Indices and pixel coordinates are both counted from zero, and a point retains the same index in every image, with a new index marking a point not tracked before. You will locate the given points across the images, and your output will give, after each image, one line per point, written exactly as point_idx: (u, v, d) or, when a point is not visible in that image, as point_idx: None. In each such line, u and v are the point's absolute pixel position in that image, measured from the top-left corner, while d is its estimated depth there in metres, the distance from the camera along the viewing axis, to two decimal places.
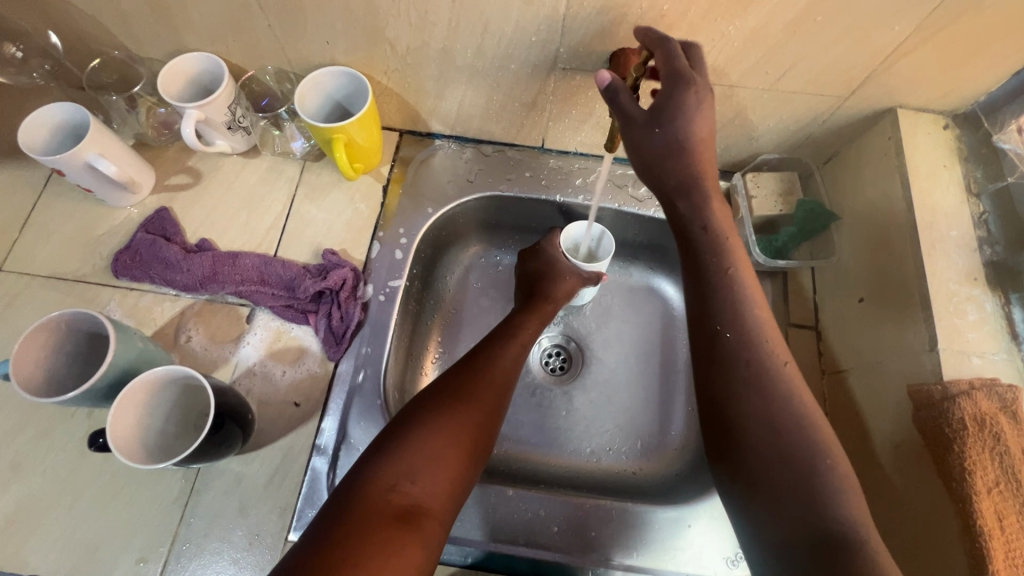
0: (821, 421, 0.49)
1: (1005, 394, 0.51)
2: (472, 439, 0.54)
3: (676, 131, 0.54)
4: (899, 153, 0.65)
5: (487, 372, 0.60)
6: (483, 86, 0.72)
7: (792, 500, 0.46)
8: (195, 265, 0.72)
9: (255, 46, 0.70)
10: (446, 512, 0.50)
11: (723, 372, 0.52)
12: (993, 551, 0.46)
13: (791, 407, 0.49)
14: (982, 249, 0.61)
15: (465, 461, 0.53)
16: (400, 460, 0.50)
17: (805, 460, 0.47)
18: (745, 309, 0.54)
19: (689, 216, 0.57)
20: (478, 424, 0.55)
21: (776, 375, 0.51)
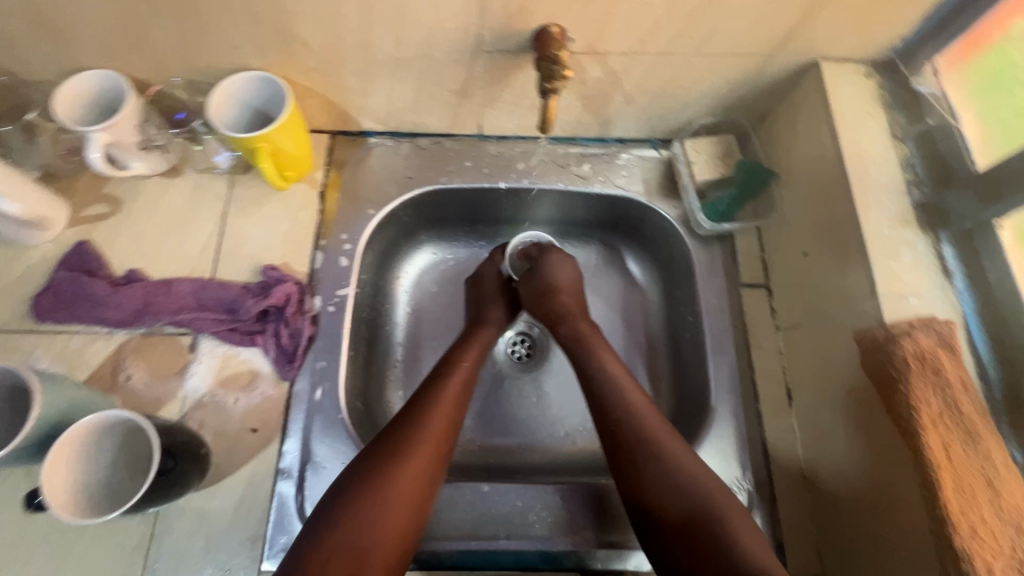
0: (692, 470, 0.54)
1: (942, 329, 0.53)
2: (427, 472, 0.54)
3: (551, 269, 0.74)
4: (825, 106, 0.66)
5: (438, 402, 0.59)
6: (409, 77, 0.69)
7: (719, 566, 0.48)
8: (125, 298, 0.67)
9: (157, 57, 0.65)
10: (404, 549, 0.51)
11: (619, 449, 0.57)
12: (942, 480, 0.48)
13: (669, 460, 0.55)
14: (911, 191, 0.61)
15: (421, 497, 0.53)
16: (353, 508, 0.50)
17: (700, 514, 0.51)
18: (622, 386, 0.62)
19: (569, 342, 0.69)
20: (433, 457, 0.55)
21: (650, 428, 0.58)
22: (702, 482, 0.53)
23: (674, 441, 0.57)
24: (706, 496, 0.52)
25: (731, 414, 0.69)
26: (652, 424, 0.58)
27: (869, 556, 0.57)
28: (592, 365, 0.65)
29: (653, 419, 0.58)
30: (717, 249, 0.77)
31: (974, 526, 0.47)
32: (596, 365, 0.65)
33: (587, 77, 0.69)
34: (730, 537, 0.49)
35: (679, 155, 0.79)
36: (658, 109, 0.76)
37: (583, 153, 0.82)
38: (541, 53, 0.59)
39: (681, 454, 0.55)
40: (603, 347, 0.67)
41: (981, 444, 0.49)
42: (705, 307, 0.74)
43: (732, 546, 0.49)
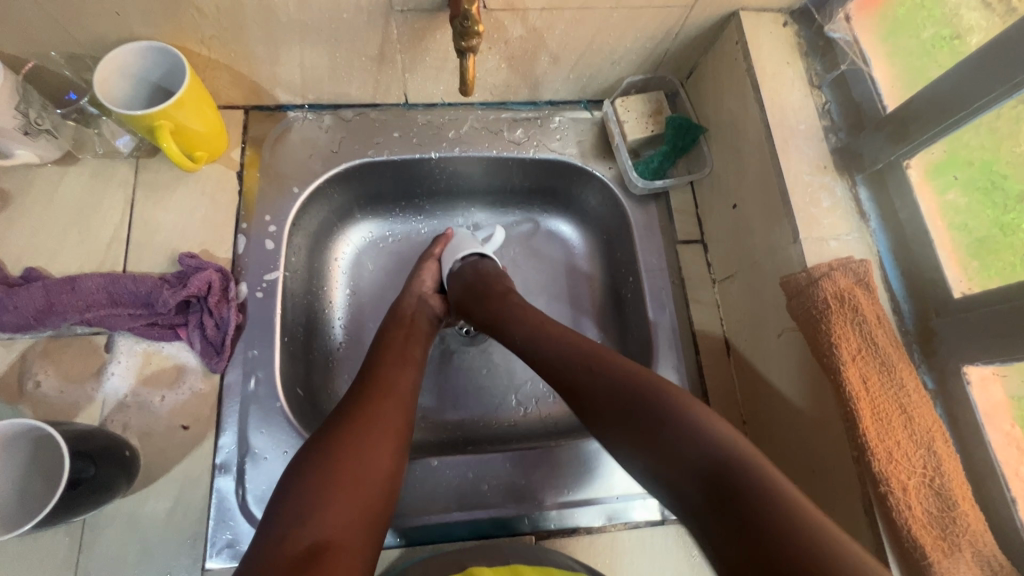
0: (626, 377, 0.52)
1: (858, 269, 0.55)
2: (380, 461, 0.51)
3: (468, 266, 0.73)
4: (746, 56, 0.66)
5: (389, 389, 0.58)
6: (321, 43, 0.65)
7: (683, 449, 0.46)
8: (22, 300, 0.61)
9: (27, 29, 0.58)
10: (363, 544, 0.46)
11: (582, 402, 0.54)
12: (861, 411, 0.50)
13: (608, 376, 0.53)
14: (828, 138, 0.63)
15: (377, 491, 0.50)
16: (300, 508, 0.46)
17: (648, 412, 0.49)
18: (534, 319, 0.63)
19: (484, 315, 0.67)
20: (387, 447, 0.53)
21: (577, 357, 0.56)
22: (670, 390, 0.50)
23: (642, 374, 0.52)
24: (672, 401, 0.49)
25: (672, 368, 0.71)
26: (620, 366, 0.54)
27: (800, 489, 0.60)
28: (543, 342, 0.60)
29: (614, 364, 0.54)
30: (653, 208, 0.78)
31: (889, 451, 0.49)
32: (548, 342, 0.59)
33: (509, 36, 0.66)
34: (678, 432, 0.47)
35: (610, 114, 0.78)
36: (587, 67, 0.74)
37: (515, 118, 0.80)
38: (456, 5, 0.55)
39: (626, 369, 0.53)
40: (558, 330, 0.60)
41: (896, 374, 0.52)
42: (644, 267, 0.75)
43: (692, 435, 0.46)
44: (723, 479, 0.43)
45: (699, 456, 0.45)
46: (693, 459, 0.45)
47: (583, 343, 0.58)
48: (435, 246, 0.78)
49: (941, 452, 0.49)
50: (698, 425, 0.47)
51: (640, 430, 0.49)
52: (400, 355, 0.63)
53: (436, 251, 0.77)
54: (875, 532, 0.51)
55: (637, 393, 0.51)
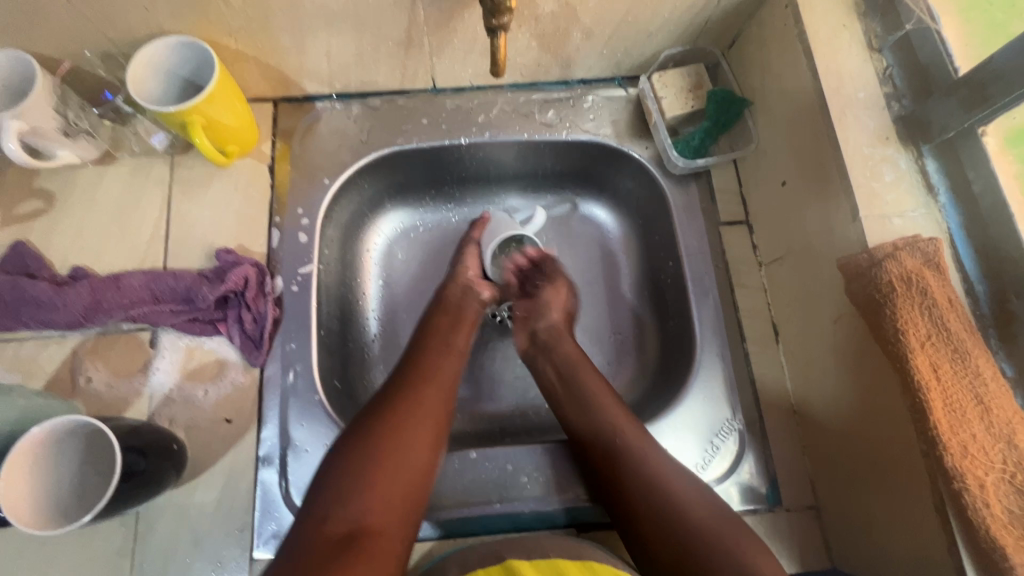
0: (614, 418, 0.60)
1: (927, 248, 0.51)
2: (419, 447, 0.51)
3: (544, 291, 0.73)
4: (797, 21, 0.61)
5: (431, 375, 0.57)
6: (348, 30, 0.63)
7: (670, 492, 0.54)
8: (71, 298, 0.63)
9: (63, 29, 0.58)
10: (397, 530, 0.47)
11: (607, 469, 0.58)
12: (931, 402, 0.47)
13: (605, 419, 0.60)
14: (890, 106, 0.58)
15: (413, 477, 0.49)
16: (338, 487, 0.47)
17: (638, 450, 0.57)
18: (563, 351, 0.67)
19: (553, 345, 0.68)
20: (426, 432, 0.52)
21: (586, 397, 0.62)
22: (721, 512, 0.53)
23: (683, 480, 0.55)
24: (728, 532, 0.51)
25: (717, 356, 0.68)
26: (613, 414, 0.60)
27: (859, 483, 0.57)
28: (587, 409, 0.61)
29: (613, 407, 0.61)
30: (693, 188, 0.74)
31: (963, 445, 0.46)
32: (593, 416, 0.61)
33: (541, 12, 0.63)
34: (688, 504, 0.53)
35: (646, 91, 0.74)
36: (621, 42, 0.71)
37: (546, 99, 0.77)
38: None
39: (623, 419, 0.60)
40: (604, 393, 0.62)
41: (970, 362, 0.48)
42: (684, 251, 0.72)
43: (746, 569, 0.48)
44: None
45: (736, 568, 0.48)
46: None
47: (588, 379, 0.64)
48: (472, 230, 0.77)
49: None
50: (754, 565, 0.49)
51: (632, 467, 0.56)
52: (443, 346, 0.62)
53: (475, 235, 0.76)
54: (945, 531, 0.47)
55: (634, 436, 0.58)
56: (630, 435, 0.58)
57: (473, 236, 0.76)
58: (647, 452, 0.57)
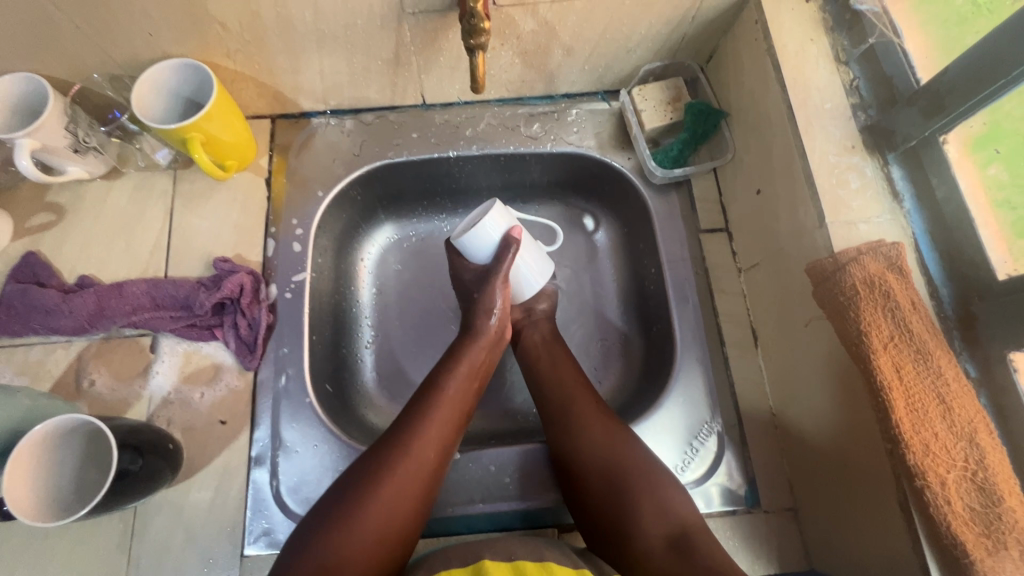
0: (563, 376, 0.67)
1: (890, 252, 0.52)
2: (418, 492, 0.55)
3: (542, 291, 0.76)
4: (766, 36, 0.63)
5: (440, 424, 0.59)
6: (339, 50, 0.67)
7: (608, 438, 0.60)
8: (77, 305, 0.66)
9: (75, 53, 0.63)
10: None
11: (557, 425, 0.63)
12: (893, 401, 0.48)
13: (558, 376, 0.67)
14: (856, 116, 0.60)
15: (406, 521, 0.53)
16: (343, 526, 0.50)
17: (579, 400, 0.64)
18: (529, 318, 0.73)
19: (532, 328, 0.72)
20: (426, 477, 0.56)
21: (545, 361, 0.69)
22: (650, 461, 0.59)
23: (627, 438, 0.60)
24: (653, 476, 0.57)
25: (696, 359, 0.70)
26: (566, 377, 0.67)
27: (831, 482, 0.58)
28: (555, 379, 0.67)
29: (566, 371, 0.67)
30: (674, 197, 0.76)
31: (926, 443, 0.47)
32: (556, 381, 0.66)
33: (521, 31, 0.67)
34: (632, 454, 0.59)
35: (627, 104, 0.77)
36: (601, 58, 0.74)
37: (531, 113, 0.80)
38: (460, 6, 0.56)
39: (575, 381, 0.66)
40: (563, 360, 0.69)
41: (933, 362, 0.49)
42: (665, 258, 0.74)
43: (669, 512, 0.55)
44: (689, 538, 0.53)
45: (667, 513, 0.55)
46: (661, 531, 0.54)
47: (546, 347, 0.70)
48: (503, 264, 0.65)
49: (985, 445, 0.46)
50: (668, 500, 0.56)
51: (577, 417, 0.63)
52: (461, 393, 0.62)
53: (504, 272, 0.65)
54: (910, 528, 0.48)
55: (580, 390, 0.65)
56: (579, 397, 0.64)
57: (503, 273, 0.65)
58: (587, 410, 0.63)
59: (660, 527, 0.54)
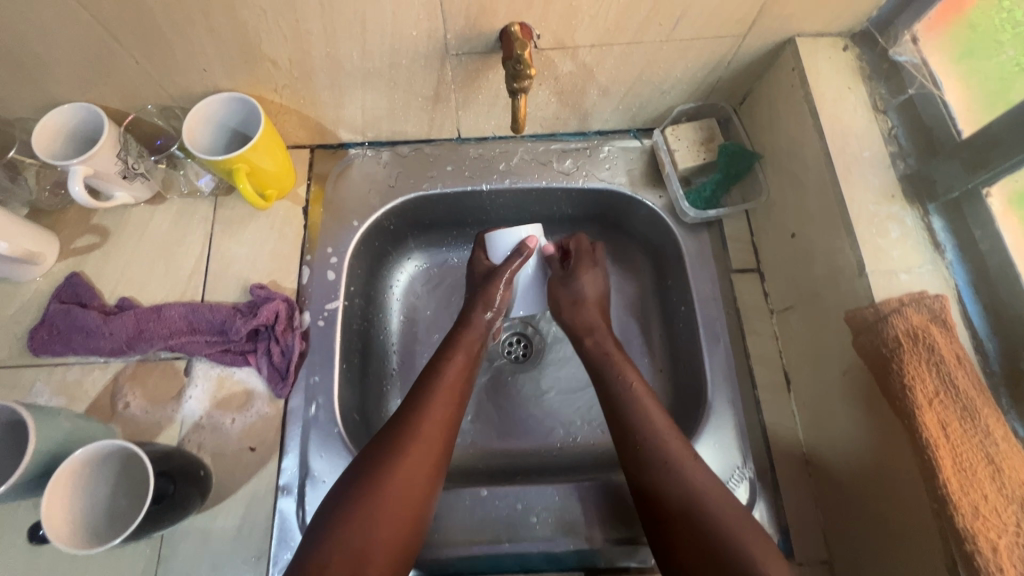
0: (654, 419, 0.61)
1: (933, 305, 0.52)
2: (430, 471, 0.58)
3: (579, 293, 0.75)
4: (804, 83, 0.64)
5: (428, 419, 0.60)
6: (381, 87, 0.69)
7: (702, 495, 0.56)
8: (117, 327, 0.68)
9: (132, 86, 0.65)
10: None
11: (645, 471, 0.59)
12: (942, 460, 0.47)
13: (644, 413, 0.62)
14: (895, 164, 0.60)
15: (420, 502, 0.56)
16: (364, 508, 0.53)
17: (664, 447, 0.59)
18: (604, 347, 0.70)
19: (584, 333, 0.72)
20: (434, 455, 0.59)
21: (633, 400, 0.63)
22: (733, 524, 0.53)
23: (720, 493, 0.56)
24: (738, 542, 0.52)
25: (727, 402, 0.69)
26: (658, 422, 0.61)
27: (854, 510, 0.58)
28: (631, 411, 0.62)
29: (654, 413, 0.62)
30: (705, 236, 0.76)
31: (975, 505, 0.46)
32: (645, 424, 0.61)
33: (559, 72, 0.68)
34: (707, 508, 0.55)
35: (660, 143, 0.77)
36: (636, 100, 0.75)
37: (564, 149, 0.81)
38: (510, 51, 0.58)
39: (662, 425, 0.61)
40: (647, 396, 0.64)
41: (980, 421, 0.48)
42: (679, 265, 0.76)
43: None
44: None
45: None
46: None
47: (635, 387, 0.64)
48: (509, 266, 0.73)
49: None
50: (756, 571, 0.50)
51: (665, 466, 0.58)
52: (455, 380, 0.65)
53: (506, 275, 0.73)
54: None
55: (662, 436, 0.60)
56: (670, 443, 0.59)
57: (507, 279, 0.73)
58: (682, 461, 0.58)
59: None
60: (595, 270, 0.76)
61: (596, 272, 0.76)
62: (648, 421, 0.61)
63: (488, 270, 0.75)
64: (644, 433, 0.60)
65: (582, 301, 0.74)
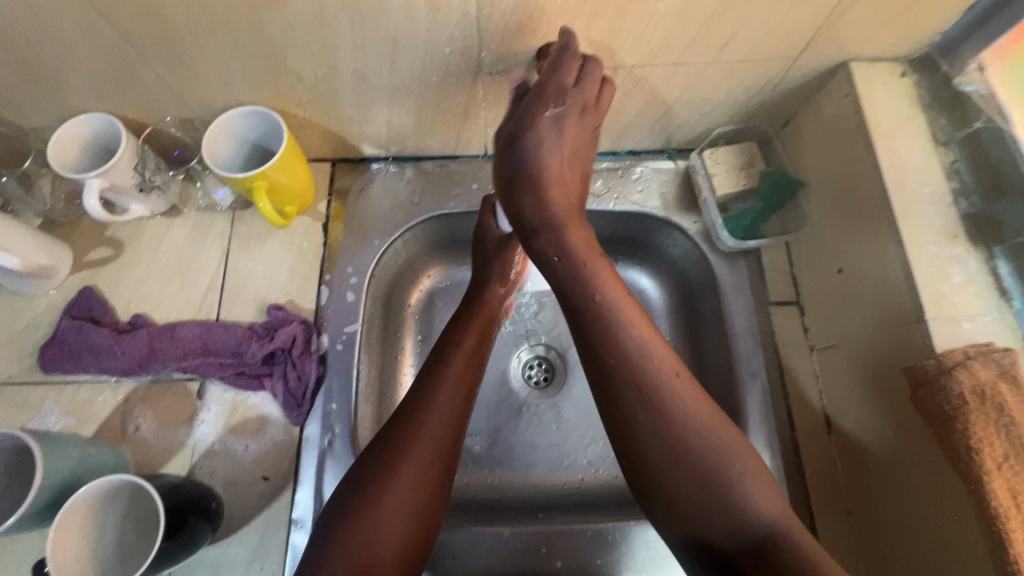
0: (637, 342, 0.48)
1: (1002, 360, 0.48)
2: (440, 470, 0.51)
3: (528, 161, 0.55)
4: (858, 110, 0.60)
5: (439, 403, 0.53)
6: (409, 103, 0.66)
7: (670, 432, 0.45)
8: (130, 346, 0.65)
9: (152, 98, 0.63)
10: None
11: (617, 398, 0.47)
12: (1012, 533, 0.44)
13: (623, 330, 0.49)
14: (958, 202, 0.57)
15: (432, 495, 0.50)
16: (370, 506, 0.47)
17: (647, 378, 0.47)
18: (580, 262, 0.52)
19: (546, 248, 0.54)
20: (449, 442, 0.52)
21: (603, 308, 0.50)
22: (718, 461, 0.45)
23: (712, 421, 0.46)
24: (726, 480, 0.44)
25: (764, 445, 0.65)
26: (631, 338, 0.48)
27: (921, 545, 0.54)
28: (597, 324, 0.49)
29: (627, 329, 0.49)
30: (743, 265, 0.72)
31: None
32: (610, 339, 0.48)
33: None
34: (688, 439, 0.45)
35: (698, 166, 0.73)
36: (673, 121, 0.71)
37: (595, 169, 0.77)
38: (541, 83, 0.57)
39: (649, 340, 0.49)
40: (625, 301, 0.50)
41: None
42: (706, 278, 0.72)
43: (739, 515, 0.44)
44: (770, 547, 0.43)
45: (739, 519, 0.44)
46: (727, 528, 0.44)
47: (605, 296, 0.50)
48: None
49: None
50: (744, 504, 0.44)
51: (637, 395, 0.47)
52: (465, 360, 0.58)
53: (523, 241, 0.68)
54: None
55: (642, 358, 0.48)
56: (643, 362, 0.47)
57: (523, 245, 0.68)
58: (655, 379, 0.47)
59: (723, 529, 0.44)
60: (558, 115, 0.55)
61: (559, 135, 0.55)
62: (620, 347, 0.48)
63: (501, 239, 0.69)
64: (620, 355, 0.48)
65: (539, 179, 0.55)
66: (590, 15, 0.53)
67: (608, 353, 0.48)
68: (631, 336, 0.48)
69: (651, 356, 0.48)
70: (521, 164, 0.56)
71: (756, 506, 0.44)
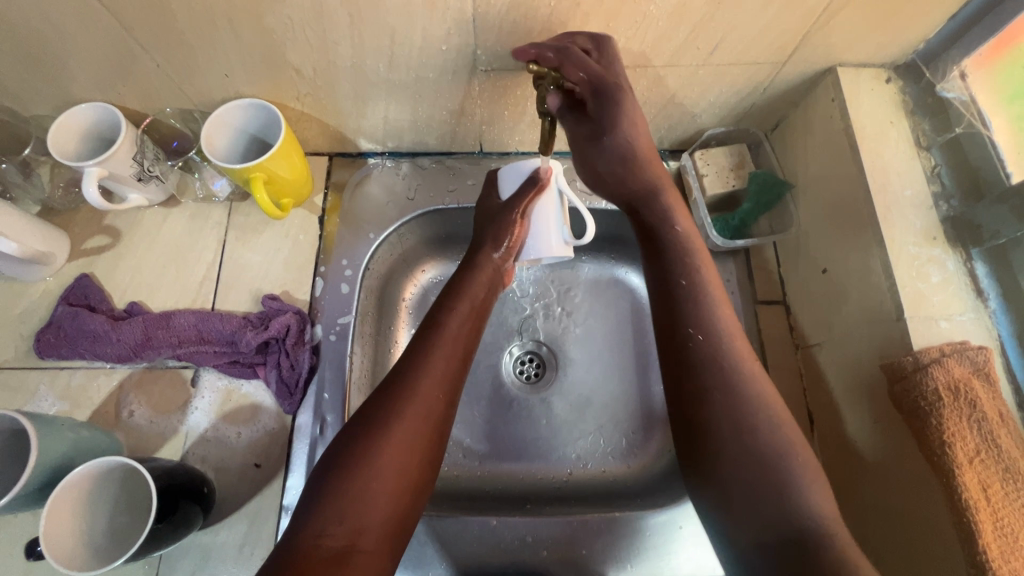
0: (725, 329, 0.55)
1: (976, 358, 0.50)
2: (426, 444, 0.51)
3: (621, 147, 0.62)
4: (843, 114, 0.62)
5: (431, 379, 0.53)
6: (405, 99, 0.67)
7: (746, 417, 0.50)
8: (125, 333, 0.66)
9: (151, 88, 0.64)
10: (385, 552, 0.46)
11: (695, 373, 0.53)
12: (982, 524, 0.45)
13: (716, 317, 0.55)
14: (938, 205, 0.58)
15: (420, 467, 0.50)
16: (360, 475, 0.47)
17: (731, 361, 0.53)
18: (688, 248, 0.60)
19: (657, 223, 0.62)
20: (437, 416, 0.52)
21: (704, 297, 0.56)
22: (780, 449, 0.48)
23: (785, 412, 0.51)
24: (779, 471, 0.47)
25: None
26: (723, 322, 0.55)
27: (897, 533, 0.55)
28: (717, 312, 0.56)
29: (722, 316, 0.55)
30: (731, 265, 0.73)
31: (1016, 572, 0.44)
32: (701, 317, 0.55)
33: None
34: (758, 419, 0.50)
35: (688, 166, 0.75)
36: (666, 124, 0.73)
37: None
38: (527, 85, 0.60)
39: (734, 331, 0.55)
40: (722, 301, 0.57)
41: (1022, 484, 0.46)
42: None
43: (791, 502, 0.46)
44: (807, 536, 0.44)
45: (789, 508, 0.46)
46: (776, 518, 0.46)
47: (699, 282, 0.57)
48: (523, 200, 0.63)
49: None
50: (802, 497, 0.46)
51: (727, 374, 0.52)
52: (456, 334, 0.58)
53: (522, 207, 0.63)
54: None
55: (731, 344, 0.54)
56: (735, 352, 0.53)
57: (520, 212, 0.63)
58: (740, 369, 0.52)
59: (775, 512, 0.46)
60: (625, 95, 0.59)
61: (633, 110, 0.60)
62: (710, 326, 0.55)
63: (499, 208, 0.66)
64: (707, 335, 0.55)
65: (636, 160, 0.63)
66: (582, 15, 0.54)
67: (702, 326, 0.55)
68: (724, 324, 0.55)
69: (736, 346, 0.54)
70: (615, 152, 0.63)
71: (807, 497, 0.46)
